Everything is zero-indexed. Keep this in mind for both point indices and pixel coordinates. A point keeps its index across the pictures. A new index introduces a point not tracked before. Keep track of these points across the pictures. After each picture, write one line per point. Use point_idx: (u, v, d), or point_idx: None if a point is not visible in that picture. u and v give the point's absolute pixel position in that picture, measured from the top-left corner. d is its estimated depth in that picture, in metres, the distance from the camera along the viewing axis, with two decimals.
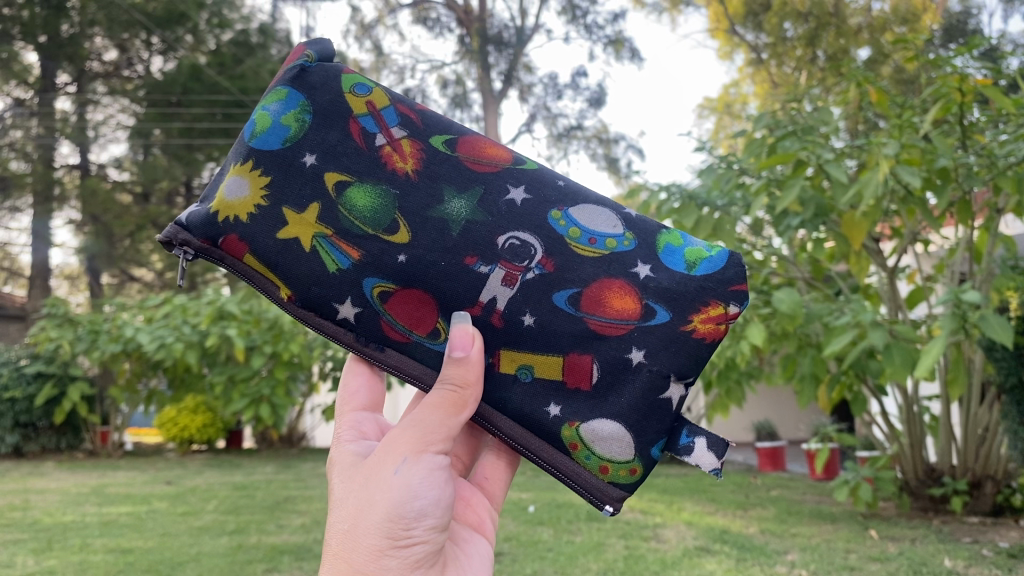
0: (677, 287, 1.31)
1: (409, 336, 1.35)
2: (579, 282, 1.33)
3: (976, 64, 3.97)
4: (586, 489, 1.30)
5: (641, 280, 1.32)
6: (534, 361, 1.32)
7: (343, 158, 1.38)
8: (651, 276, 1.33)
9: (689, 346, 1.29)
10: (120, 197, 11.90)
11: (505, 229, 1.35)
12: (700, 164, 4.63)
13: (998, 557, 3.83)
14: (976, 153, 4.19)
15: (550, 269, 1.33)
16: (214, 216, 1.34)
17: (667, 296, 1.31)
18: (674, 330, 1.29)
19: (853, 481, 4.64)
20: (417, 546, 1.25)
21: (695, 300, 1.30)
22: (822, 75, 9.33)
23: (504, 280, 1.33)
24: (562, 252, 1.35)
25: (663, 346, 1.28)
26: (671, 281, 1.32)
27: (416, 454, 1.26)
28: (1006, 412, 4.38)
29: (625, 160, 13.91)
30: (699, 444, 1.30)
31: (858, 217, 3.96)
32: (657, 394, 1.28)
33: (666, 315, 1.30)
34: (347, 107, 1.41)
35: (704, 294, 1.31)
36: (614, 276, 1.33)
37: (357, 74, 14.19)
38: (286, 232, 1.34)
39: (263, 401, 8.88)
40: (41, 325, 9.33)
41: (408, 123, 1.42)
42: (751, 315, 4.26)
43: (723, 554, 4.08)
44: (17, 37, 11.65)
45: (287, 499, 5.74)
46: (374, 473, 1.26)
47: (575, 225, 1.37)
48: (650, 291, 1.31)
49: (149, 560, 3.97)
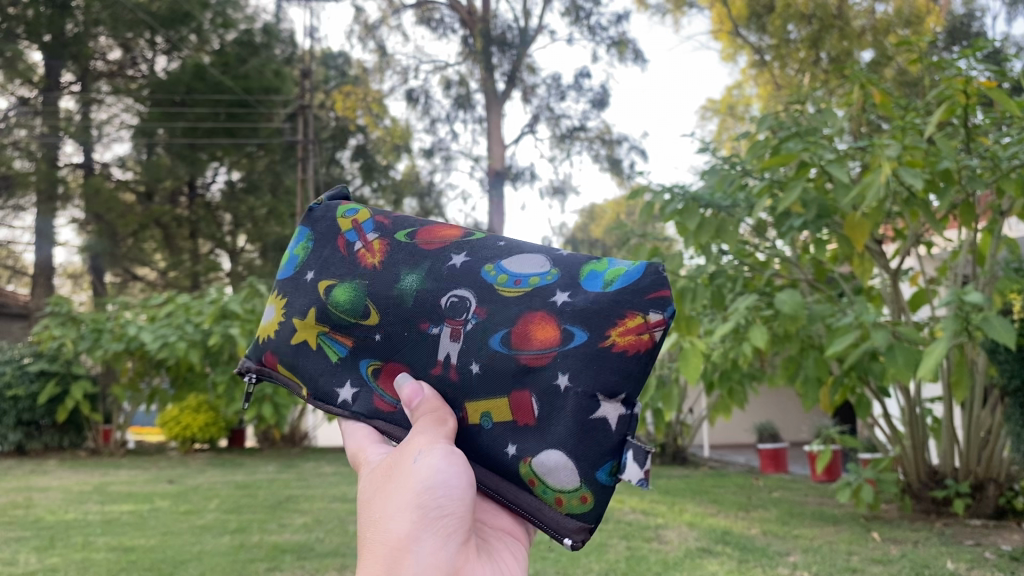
0: (593, 306, 1.16)
1: (393, 405, 1.28)
2: (507, 322, 1.19)
3: (980, 67, 3.97)
4: (545, 523, 1.17)
5: (563, 307, 1.18)
6: (490, 406, 1.19)
7: (332, 265, 1.32)
8: (580, 302, 1.17)
9: (613, 363, 1.13)
10: (123, 196, 12.12)
11: (447, 286, 1.24)
12: (703, 164, 4.62)
13: (1000, 560, 3.83)
14: (980, 154, 4.17)
15: (484, 316, 1.21)
16: (258, 340, 1.40)
17: (584, 317, 1.16)
18: (593, 349, 1.14)
19: (856, 482, 4.64)
20: (451, 524, 1.14)
21: (612, 316, 1.15)
22: (825, 77, 9.36)
23: (451, 336, 1.22)
24: (493, 300, 1.21)
25: (586, 366, 1.13)
26: (586, 301, 1.17)
27: (429, 443, 1.17)
28: (1010, 415, 4.37)
29: (627, 162, 13.93)
30: (630, 458, 1.14)
31: (859, 218, 3.96)
32: (590, 414, 1.13)
33: (584, 335, 1.15)
34: (335, 229, 1.36)
35: (619, 306, 1.15)
36: (536, 309, 1.19)
37: (360, 74, 14.26)
38: (297, 337, 1.33)
39: (265, 401, 8.97)
40: (44, 324, 9.34)
41: (382, 224, 1.34)
42: (752, 317, 4.25)
43: (726, 555, 4.08)
44: (22, 36, 11.42)
45: (289, 498, 5.75)
46: (395, 471, 1.18)
47: (504, 271, 1.24)
48: (568, 315, 1.17)
49: (150, 559, 3.97)
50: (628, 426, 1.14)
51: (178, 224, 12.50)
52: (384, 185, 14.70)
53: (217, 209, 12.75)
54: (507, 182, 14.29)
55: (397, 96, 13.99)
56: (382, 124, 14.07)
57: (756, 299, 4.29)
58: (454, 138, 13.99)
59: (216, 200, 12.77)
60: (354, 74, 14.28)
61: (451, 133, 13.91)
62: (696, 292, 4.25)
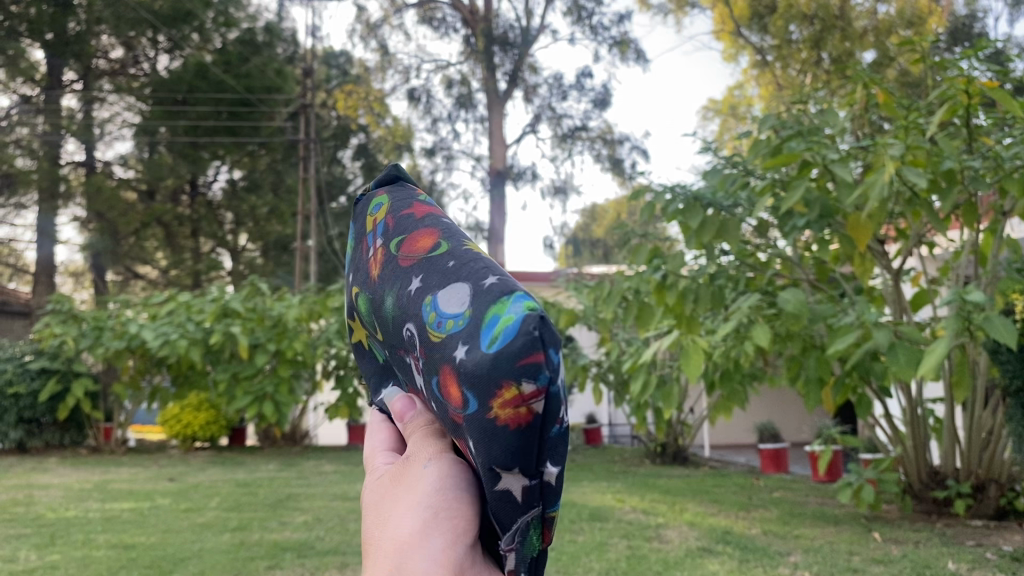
0: (475, 366, 0.67)
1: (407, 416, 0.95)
2: (433, 365, 0.75)
3: (983, 67, 3.96)
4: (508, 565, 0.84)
5: (459, 360, 0.69)
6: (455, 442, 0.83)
7: (357, 264, 0.96)
8: (467, 356, 0.68)
9: (493, 439, 0.68)
10: (125, 194, 12.02)
11: (404, 309, 0.80)
12: (704, 164, 4.63)
13: (1002, 560, 3.83)
14: (982, 155, 4.18)
15: (422, 356, 0.77)
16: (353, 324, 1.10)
17: (472, 381, 0.68)
18: (479, 423, 0.68)
19: (857, 482, 4.63)
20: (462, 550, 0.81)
21: (485, 379, 0.66)
22: (828, 77, 9.36)
23: (416, 369, 0.82)
24: (425, 344, 0.76)
25: (481, 441, 0.69)
26: (471, 359, 0.67)
27: (437, 450, 0.84)
28: (1011, 415, 4.33)
29: (629, 161, 13.90)
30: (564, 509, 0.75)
31: (862, 218, 3.95)
32: (488, 486, 0.73)
33: (470, 404, 0.68)
34: (363, 228, 0.95)
35: (491, 372, 0.65)
36: (443, 359, 0.72)
37: (363, 74, 14.35)
38: (355, 330, 1.00)
39: (266, 400, 9.07)
40: (46, 321, 9.34)
41: (390, 224, 0.89)
42: (755, 316, 4.21)
43: (726, 555, 4.08)
44: (25, 34, 11.19)
45: (289, 496, 5.75)
46: (404, 471, 0.87)
47: (432, 301, 0.75)
48: (461, 375, 0.69)
49: (151, 557, 3.96)
50: (543, 500, 0.72)
51: (179, 224, 12.62)
52: None
53: (219, 207, 12.85)
54: (508, 182, 14.32)
55: (399, 96, 13.99)
56: (383, 124, 14.12)
57: (757, 300, 4.26)
58: (455, 137, 13.99)
59: (217, 199, 12.86)
60: (357, 73, 14.30)
61: (452, 132, 13.92)
62: (699, 292, 4.26)
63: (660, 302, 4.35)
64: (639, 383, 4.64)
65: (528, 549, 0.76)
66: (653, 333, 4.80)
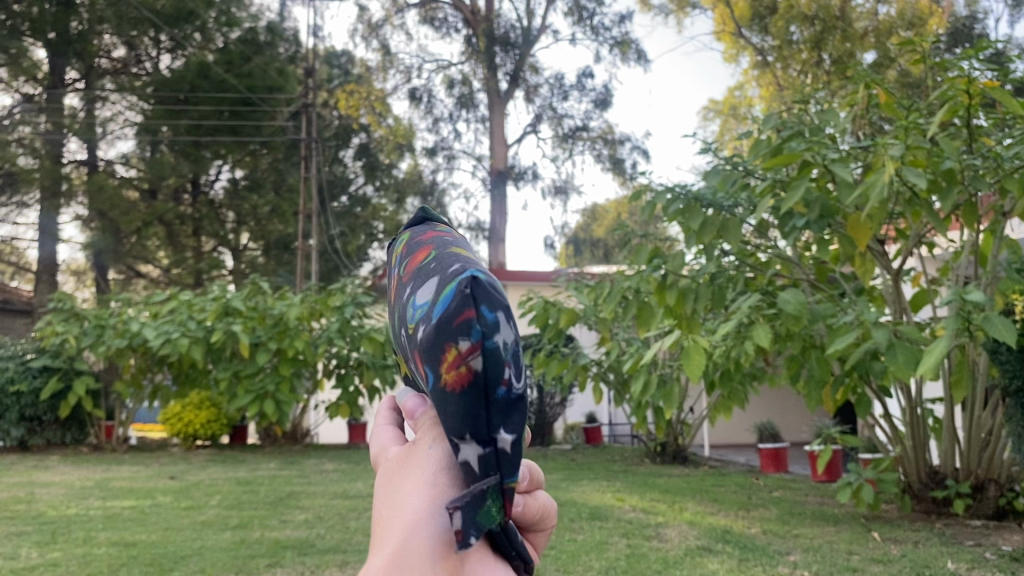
0: (428, 340, 0.70)
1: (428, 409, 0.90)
2: (408, 356, 0.77)
3: (983, 68, 3.98)
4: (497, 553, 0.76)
5: (418, 338, 0.72)
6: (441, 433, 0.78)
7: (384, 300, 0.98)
8: (420, 331, 0.71)
9: (444, 407, 0.70)
10: (127, 194, 12.01)
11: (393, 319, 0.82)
12: (704, 164, 4.64)
13: (1001, 560, 3.83)
14: (982, 156, 4.19)
15: (405, 352, 0.78)
16: None
17: (426, 356, 0.71)
18: (435, 391, 0.71)
19: (856, 482, 4.65)
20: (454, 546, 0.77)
21: (430, 347, 0.70)
22: (828, 78, 9.39)
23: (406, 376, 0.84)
24: (405, 342, 0.77)
25: (442, 410, 0.71)
26: (424, 334, 0.70)
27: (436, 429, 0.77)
28: (1010, 416, 4.31)
29: (630, 162, 13.90)
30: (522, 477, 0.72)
31: (862, 218, 3.96)
32: (454, 459, 0.73)
33: (428, 375, 0.71)
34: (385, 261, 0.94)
35: (437, 338, 0.69)
36: (413, 348, 0.74)
37: (365, 73, 14.42)
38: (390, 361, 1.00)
39: (268, 398, 9.10)
40: (47, 320, 9.36)
41: (399, 246, 0.88)
42: (755, 316, 4.25)
43: (725, 554, 4.09)
44: (26, 33, 11.35)
45: (290, 495, 5.76)
46: (405, 455, 0.80)
47: (409, 296, 0.76)
48: (422, 351, 0.71)
49: (152, 554, 3.98)
50: (499, 468, 0.71)
51: (181, 222, 12.67)
52: (387, 185, 14.85)
53: (221, 207, 12.95)
54: (509, 182, 14.35)
55: (401, 96, 14.00)
56: (384, 124, 14.16)
57: (758, 300, 4.28)
58: (457, 137, 14.02)
59: (219, 198, 12.98)
60: (357, 72, 14.33)
61: (454, 132, 13.95)
62: (699, 292, 4.28)
63: (660, 303, 4.36)
64: (639, 382, 4.64)
65: (482, 519, 0.72)
66: (654, 333, 4.81)
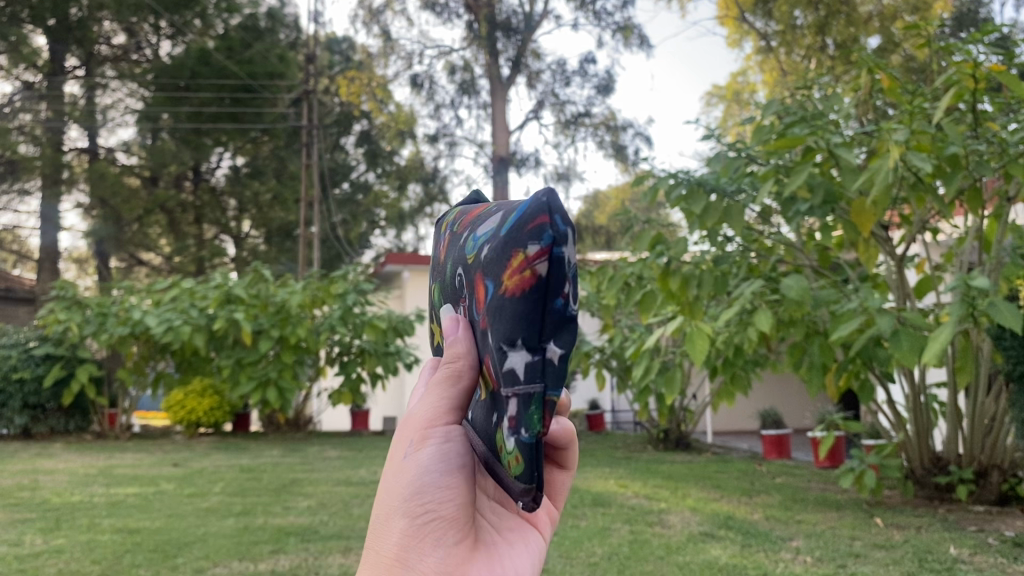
0: (490, 252, 0.94)
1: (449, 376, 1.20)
2: (486, 267, 0.95)
3: (988, 53, 3.95)
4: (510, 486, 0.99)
5: (483, 255, 0.98)
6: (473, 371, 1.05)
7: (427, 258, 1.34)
8: (487, 249, 0.96)
9: (510, 313, 0.90)
10: (128, 181, 11.98)
11: (447, 257, 1.13)
12: (709, 151, 4.60)
13: (1004, 546, 3.82)
14: (987, 140, 4.13)
15: (478, 281, 0.98)
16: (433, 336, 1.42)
17: (489, 263, 0.94)
18: (493, 296, 0.91)
19: (858, 469, 4.62)
20: (453, 512, 1.11)
21: (502, 257, 0.91)
22: (831, 65, 9.29)
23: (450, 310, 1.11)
24: (483, 266, 0.96)
25: (491, 317, 0.92)
26: (492, 248, 0.93)
27: (419, 440, 1.12)
28: (1015, 401, 4.26)
29: (632, 148, 13.87)
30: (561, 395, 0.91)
31: (866, 204, 3.95)
32: (499, 366, 0.91)
33: (490, 285, 0.93)
34: (447, 231, 1.20)
35: (509, 242, 0.90)
36: (496, 267, 0.92)
37: (365, 60, 13.91)
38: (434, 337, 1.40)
39: (270, 384, 9.19)
40: (49, 308, 9.34)
41: (470, 216, 1.12)
42: (758, 302, 4.25)
43: (728, 539, 4.09)
44: (26, 20, 11.30)
45: (294, 481, 5.77)
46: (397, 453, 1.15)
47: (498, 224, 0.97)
48: (497, 257, 0.92)
49: (155, 541, 3.99)
50: (544, 379, 0.90)
51: (183, 209, 12.67)
52: (388, 171, 14.80)
53: (223, 194, 13.03)
54: (511, 168, 14.26)
55: (402, 82, 13.81)
56: (386, 110, 13.87)
57: (762, 285, 4.25)
58: (460, 124, 14.02)
59: (221, 185, 13.06)
60: (358, 59, 14.05)
61: (455, 119, 13.96)
62: (702, 279, 4.24)
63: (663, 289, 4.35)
64: (640, 368, 4.64)
65: (530, 422, 0.90)
66: (657, 319, 4.84)
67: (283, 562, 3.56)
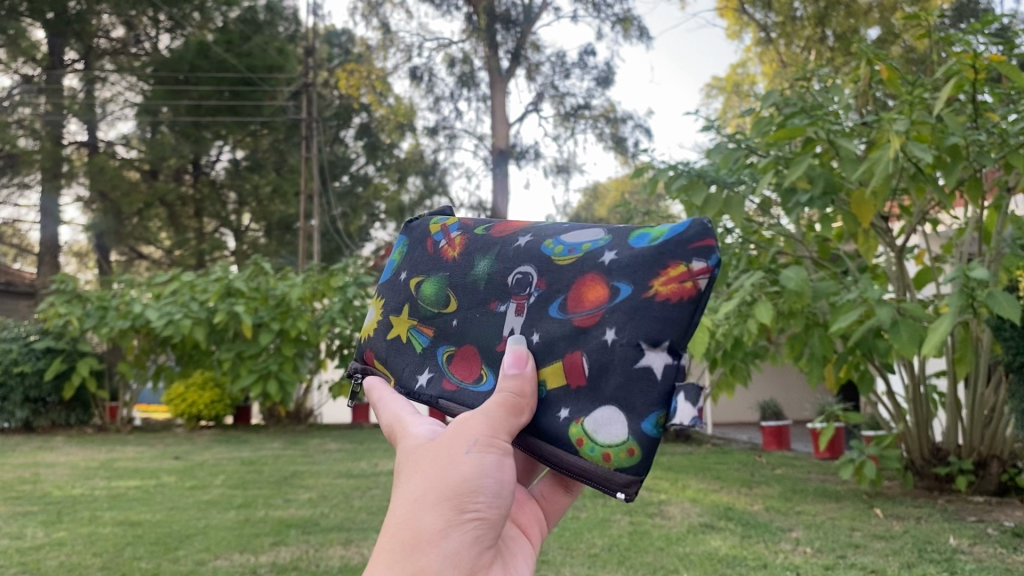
0: (637, 260, 1.18)
1: (458, 385, 1.31)
2: (624, 279, 1.18)
3: (988, 43, 3.94)
4: (598, 482, 1.15)
5: (609, 268, 1.21)
6: (544, 374, 1.21)
7: (421, 265, 1.44)
8: (624, 262, 1.19)
9: (657, 315, 1.14)
10: (128, 174, 11.97)
11: (514, 267, 1.30)
12: (708, 143, 4.60)
13: (1003, 536, 3.83)
14: (987, 131, 4.12)
15: (606, 287, 1.19)
16: (389, 338, 1.44)
17: (629, 271, 1.18)
18: (637, 300, 1.15)
19: (858, 459, 4.63)
20: (493, 517, 1.11)
21: (654, 266, 1.16)
22: (831, 56, 9.28)
23: (516, 311, 1.28)
24: (619, 274, 1.19)
25: (630, 318, 1.15)
26: (633, 258, 1.18)
27: (484, 444, 1.12)
28: (1014, 391, 4.26)
29: (632, 140, 13.84)
30: (683, 401, 1.12)
31: (866, 195, 3.94)
32: (636, 362, 1.14)
33: (629, 288, 1.17)
34: (492, 242, 1.37)
35: (663, 256, 1.16)
36: (649, 275, 1.16)
37: (364, 53, 13.87)
38: (392, 332, 1.44)
39: (271, 377, 9.20)
40: (49, 302, 9.35)
41: (547, 237, 1.31)
42: (758, 294, 4.24)
43: (729, 530, 4.10)
44: (25, 14, 11.29)
45: (295, 474, 5.78)
46: (445, 446, 1.13)
47: (633, 242, 1.21)
48: (645, 267, 1.16)
49: (157, 533, 4.00)
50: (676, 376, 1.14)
51: (182, 203, 12.67)
52: (388, 164, 14.78)
53: (223, 187, 13.13)
54: (511, 161, 14.23)
55: (401, 75, 13.77)
56: (385, 103, 13.84)
57: (761, 277, 4.21)
58: (459, 117, 14.00)
59: (221, 178, 13.15)
60: (358, 51, 14.03)
61: (455, 112, 13.93)
62: None
63: None
64: None
65: (666, 408, 1.13)
66: None
67: (284, 555, 3.57)
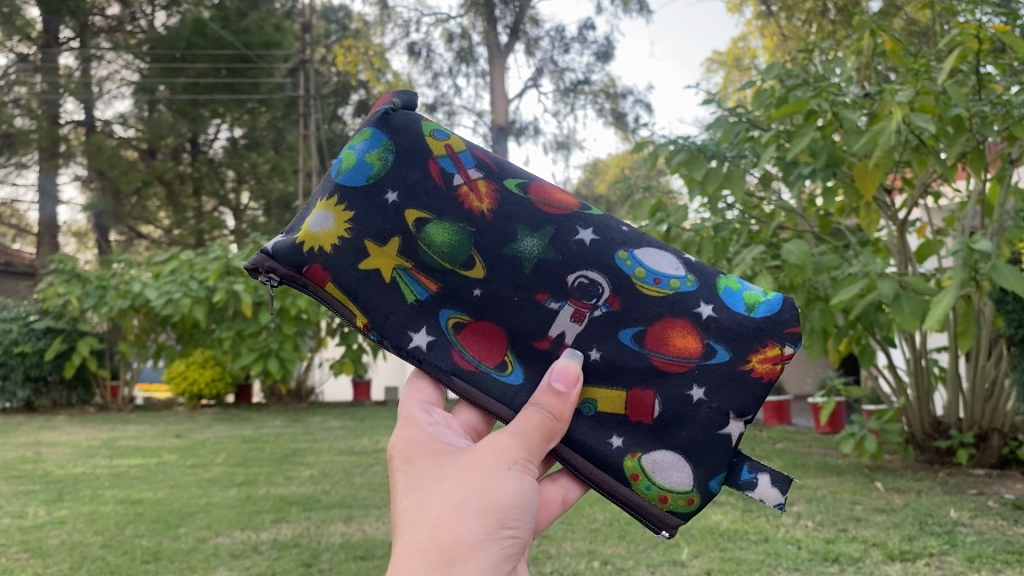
0: (738, 326, 1.17)
1: (475, 364, 1.22)
2: (718, 337, 1.17)
3: (991, 11, 3.88)
4: (649, 518, 1.17)
5: (703, 320, 1.18)
6: (596, 394, 1.19)
7: (423, 195, 1.26)
8: (724, 320, 1.18)
9: (748, 388, 1.15)
10: (126, 154, 11.93)
11: (579, 269, 1.22)
12: (708, 116, 4.56)
13: (1004, 509, 3.83)
14: (991, 101, 4.09)
15: (699, 341, 1.17)
16: (356, 257, 1.24)
17: (728, 336, 1.17)
18: (734, 369, 1.15)
19: (859, 434, 4.61)
20: (522, 536, 1.13)
21: (754, 340, 1.16)
22: (833, 29, 9.20)
23: (571, 317, 1.22)
24: (714, 332, 1.17)
25: (724, 383, 1.15)
26: (733, 321, 1.17)
27: (523, 463, 1.15)
28: (1016, 364, 4.26)
29: (632, 116, 13.77)
30: (764, 481, 1.16)
31: (869, 166, 3.86)
32: (717, 428, 1.15)
33: (727, 354, 1.16)
34: (538, 217, 1.25)
35: (764, 334, 1.16)
36: (749, 345, 1.16)
37: (362, 28, 13.76)
38: (367, 263, 1.24)
39: (271, 356, 9.21)
40: (49, 282, 9.36)
41: (623, 243, 1.24)
42: (758, 269, 4.16)
43: (730, 505, 4.11)
44: None
45: (296, 451, 5.78)
46: (481, 460, 1.14)
47: (734, 300, 1.19)
48: (740, 333, 1.16)
49: (158, 511, 4.01)
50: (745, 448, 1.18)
51: (181, 181, 12.64)
52: None
53: (221, 165, 13.02)
54: (511, 138, 14.18)
55: (399, 51, 13.68)
56: (383, 79, 13.75)
57: (762, 251, 4.15)
58: (458, 93, 13.92)
59: (219, 157, 13.03)
60: (356, 27, 13.91)
61: (454, 87, 13.84)
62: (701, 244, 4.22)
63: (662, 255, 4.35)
64: None
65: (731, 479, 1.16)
66: None
67: (285, 531, 3.59)
